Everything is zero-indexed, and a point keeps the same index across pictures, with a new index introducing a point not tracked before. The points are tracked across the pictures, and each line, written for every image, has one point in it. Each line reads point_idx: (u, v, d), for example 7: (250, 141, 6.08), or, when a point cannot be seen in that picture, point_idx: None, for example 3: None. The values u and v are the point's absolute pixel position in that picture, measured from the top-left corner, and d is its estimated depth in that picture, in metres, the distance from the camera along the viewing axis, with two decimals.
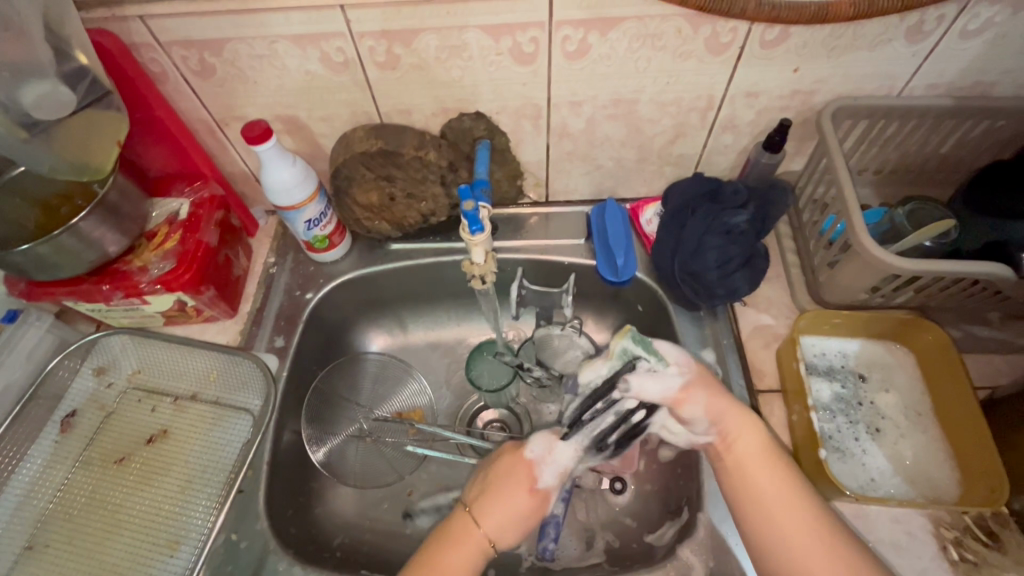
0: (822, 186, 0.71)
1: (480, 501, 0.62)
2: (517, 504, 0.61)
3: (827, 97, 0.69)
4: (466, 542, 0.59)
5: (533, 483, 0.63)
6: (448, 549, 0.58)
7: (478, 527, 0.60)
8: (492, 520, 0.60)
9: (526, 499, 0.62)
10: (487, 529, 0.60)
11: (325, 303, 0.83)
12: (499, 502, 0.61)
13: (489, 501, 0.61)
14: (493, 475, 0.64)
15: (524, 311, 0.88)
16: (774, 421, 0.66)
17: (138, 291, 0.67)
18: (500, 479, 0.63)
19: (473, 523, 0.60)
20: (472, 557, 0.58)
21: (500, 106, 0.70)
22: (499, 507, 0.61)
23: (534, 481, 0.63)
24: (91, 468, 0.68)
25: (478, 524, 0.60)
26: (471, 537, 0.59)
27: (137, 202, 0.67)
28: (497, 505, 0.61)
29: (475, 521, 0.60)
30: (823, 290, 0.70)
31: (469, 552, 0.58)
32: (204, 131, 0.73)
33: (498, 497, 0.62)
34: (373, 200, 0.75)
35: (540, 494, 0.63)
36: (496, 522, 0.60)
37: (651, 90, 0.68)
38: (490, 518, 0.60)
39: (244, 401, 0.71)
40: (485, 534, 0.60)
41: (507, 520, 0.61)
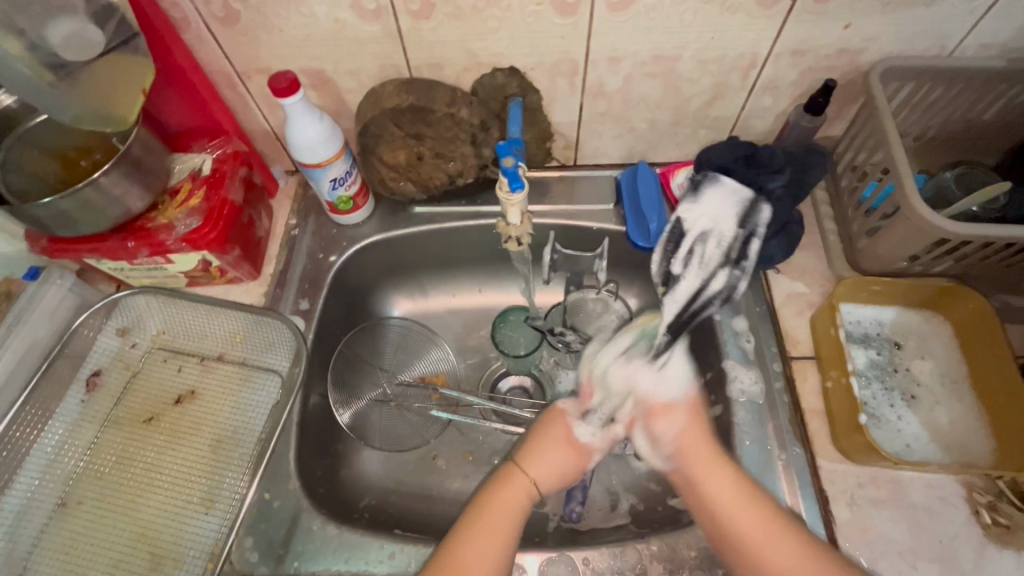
0: (862, 152, 0.69)
1: (528, 454, 0.65)
2: (558, 457, 0.65)
3: (875, 56, 0.66)
4: (517, 490, 0.62)
5: (570, 434, 0.67)
6: (504, 496, 0.61)
7: (528, 475, 0.63)
8: (540, 469, 0.64)
9: (571, 452, 0.66)
10: (537, 477, 0.63)
11: (349, 266, 0.81)
12: (547, 454, 0.65)
13: (535, 454, 0.65)
14: (537, 431, 0.67)
15: (554, 276, 0.87)
16: (808, 387, 0.66)
17: (163, 249, 0.65)
18: (547, 431, 0.67)
19: (522, 470, 0.63)
20: (522, 501, 0.61)
21: (536, 61, 0.67)
22: (544, 455, 0.65)
23: (570, 433, 0.67)
24: (120, 427, 0.67)
25: (525, 471, 0.63)
26: (522, 483, 0.62)
27: (159, 156, 0.65)
28: (545, 455, 0.65)
29: (523, 470, 0.63)
30: (861, 257, 0.69)
31: (519, 498, 0.61)
32: (225, 84, 0.69)
33: (544, 448, 0.65)
34: (400, 159, 0.72)
35: (580, 450, 0.66)
36: (543, 470, 0.64)
37: (694, 46, 0.65)
38: (537, 465, 0.64)
39: (274, 362, 0.70)
40: (535, 482, 0.63)
41: (552, 470, 0.64)
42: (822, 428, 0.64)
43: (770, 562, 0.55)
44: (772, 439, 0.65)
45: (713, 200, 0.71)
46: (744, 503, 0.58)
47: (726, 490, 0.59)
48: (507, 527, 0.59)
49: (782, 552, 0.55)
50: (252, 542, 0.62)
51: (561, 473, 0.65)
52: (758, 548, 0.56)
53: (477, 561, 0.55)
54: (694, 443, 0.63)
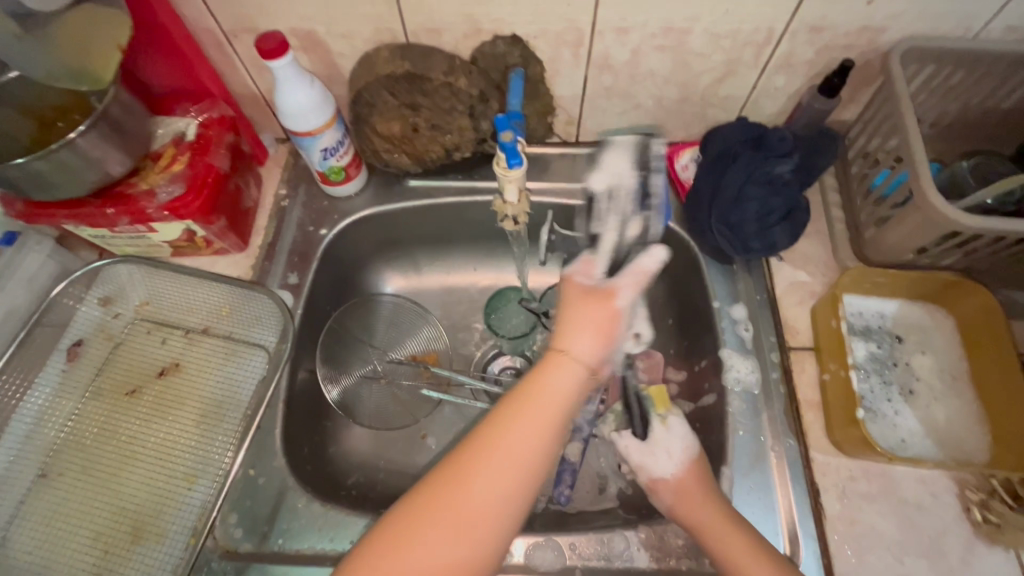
0: (876, 138, 0.66)
1: (561, 334, 0.58)
2: (590, 318, 0.58)
3: (895, 37, 0.63)
4: (561, 371, 0.54)
5: (593, 288, 0.61)
6: (545, 382, 0.53)
7: (568, 352, 0.56)
8: (579, 343, 0.57)
9: (595, 301, 0.60)
10: (579, 352, 0.56)
11: (340, 240, 0.79)
12: (581, 326, 0.58)
13: (567, 329, 0.58)
14: (564, 306, 0.61)
15: (551, 257, 0.85)
16: (805, 378, 0.65)
17: (145, 217, 0.63)
18: (573, 304, 0.60)
19: (563, 352, 0.56)
20: (569, 385, 0.54)
21: (539, 30, 0.63)
22: (580, 330, 0.57)
23: (586, 287, 0.62)
24: (102, 398, 0.66)
25: (565, 351, 0.56)
26: (566, 366, 0.55)
27: (141, 119, 0.62)
28: (578, 328, 0.58)
29: (562, 351, 0.56)
30: (868, 248, 0.67)
31: (569, 385, 0.54)
32: (211, 44, 0.66)
33: (575, 322, 0.58)
34: (394, 130, 0.69)
35: (601, 296, 0.60)
36: (579, 341, 0.57)
37: (707, 19, 0.61)
38: (573, 339, 0.57)
39: (260, 337, 0.68)
40: (577, 357, 0.56)
41: (591, 337, 0.57)
42: (817, 420, 0.63)
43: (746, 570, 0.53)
44: (765, 430, 0.64)
45: (615, 158, 0.71)
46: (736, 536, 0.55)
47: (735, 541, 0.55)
48: (553, 419, 0.52)
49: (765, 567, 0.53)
50: (236, 518, 0.61)
51: (604, 326, 0.58)
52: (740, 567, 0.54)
53: (513, 453, 0.50)
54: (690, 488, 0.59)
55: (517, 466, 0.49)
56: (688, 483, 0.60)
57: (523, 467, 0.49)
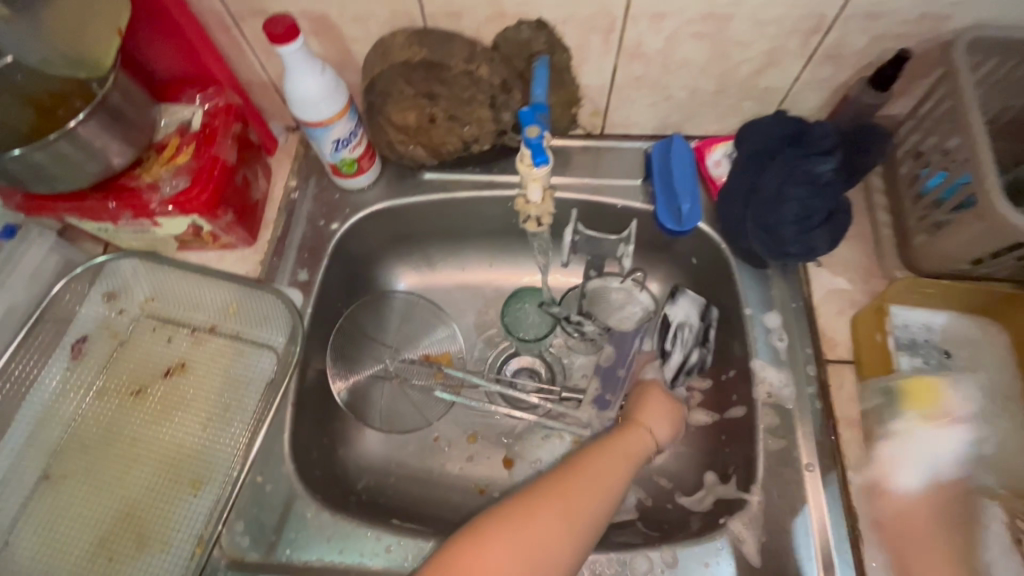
0: (931, 136, 0.61)
1: (640, 413, 0.66)
2: (660, 403, 0.67)
3: (959, 25, 0.57)
4: (639, 441, 0.63)
5: (665, 391, 0.70)
6: (627, 442, 0.62)
7: (649, 431, 0.64)
8: (656, 423, 0.65)
9: (672, 409, 0.68)
10: (652, 430, 0.65)
11: (352, 234, 0.75)
12: (654, 410, 0.67)
13: (648, 409, 0.67)
14: (638, 398, 0.69)
15: (574, 258, 0.80)
16: (843, 394, 0.61)
17: (148, 212, 0.60)
18: (649, 397, 0.68)
19: (643, 428, 0.64)
20: (640, 449, 0.62)
21: (568, 14, 0.58)
22: (657, 410, 0.67)
23: (664, 389, 0.70)
24: (107, 398, 0.63)
25: (644, 426, 0.65)
26: (642, 437, 0.63)
27: (143, 107, 0.58)
28: (656, 408, 0.67)
29: (641, 425, 0.65)
30: (917, 256, 0.62)
31: (639, 453, 0.62)
32: (217, 27, 0.62)
33: (653, 406, 0.67)
34: (410, 121, 0.65)
35: (675, 403, 0.69)
36: (657, 418, 0.66)
37: (751, 4, 0.56)
38: (649, 418, 0.66)
39: (269, 338, 0.66)
40: (651, 433, 0.64)
41: (665, 420, 0.66)
42: (855, 439, 0.59)
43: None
44: (800, 448, 0.60)
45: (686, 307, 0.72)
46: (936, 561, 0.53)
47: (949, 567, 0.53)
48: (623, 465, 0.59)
49: None
50: (243, 527, 0.59)
51: (670, 415, 0.67)
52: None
53: (575, 510, 0.53)
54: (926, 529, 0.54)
55: (594, 486, 0.55)
56: (921, 488, 0.55)
57: (603, 495, 0.55)
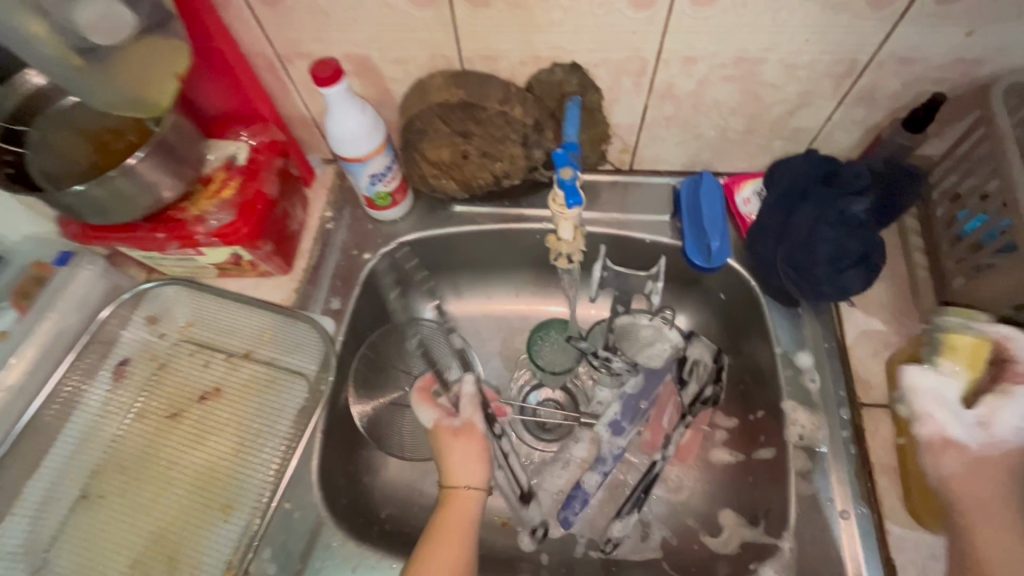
0: (969, 178, 0.60)
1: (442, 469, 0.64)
2: (468, 450, 0.64)
3: (996, 70, 0.57)
4: (464, 507, 0.61)
5: (453, 424, 0.66)
6: (449, 514, 0.60)
7: (459, 487, 0.62)
8: (461, 473, 0.63)
9: (466, 432, 0.65)
10: (467, 485, 0.62)
11: (383, 264, 0.77)
12: (451, 458, 0.64)
13: (445, 463, 0.64)
14: (436, 445, 0.66)
15: (602, 293, 0.81)
16: (878, 439, 0.60)
17: (193, 242, 0.62)
18: (439, 443, 0.65)
19: (454, 488, 0.62)
20: (468, 508, 0.61)
21: (600, 58, 0.60)
22: (462, 459, 0.64)
23: (452, 424, 0.66)
24: (144, 421, 0.65)
25: (459, 488, 0.62)
26: (463, 497, 0.61)
27: (194, 143, 0.61)
28: (451, 459, 0.64)
29: (450, 485, 0.62)
30: (953, 298, 0.61)
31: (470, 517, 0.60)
32: (265, 68, 0.65)
33: (451, 456, 0.64)
34: (443, 156, 0.67)
35: (469, 424, 0.66)
36: (464, 471, 0.63)
37: (783, 49, 0.57)
38: (456, 471, 0.63)
39: (300, 365, 0.67)
40: (471, 486, 0.62)
41: (472, 462, 0.63)
42: (892, 487, 0.58)
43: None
44: (837, 495, 0.58)
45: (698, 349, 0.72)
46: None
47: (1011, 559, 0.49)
48: (466, 529, 0.59)
49: None
50: (270, 554, 0.60)
51: (473, 456, 0.64)
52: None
53: None
54: (989, 501, 0.52)
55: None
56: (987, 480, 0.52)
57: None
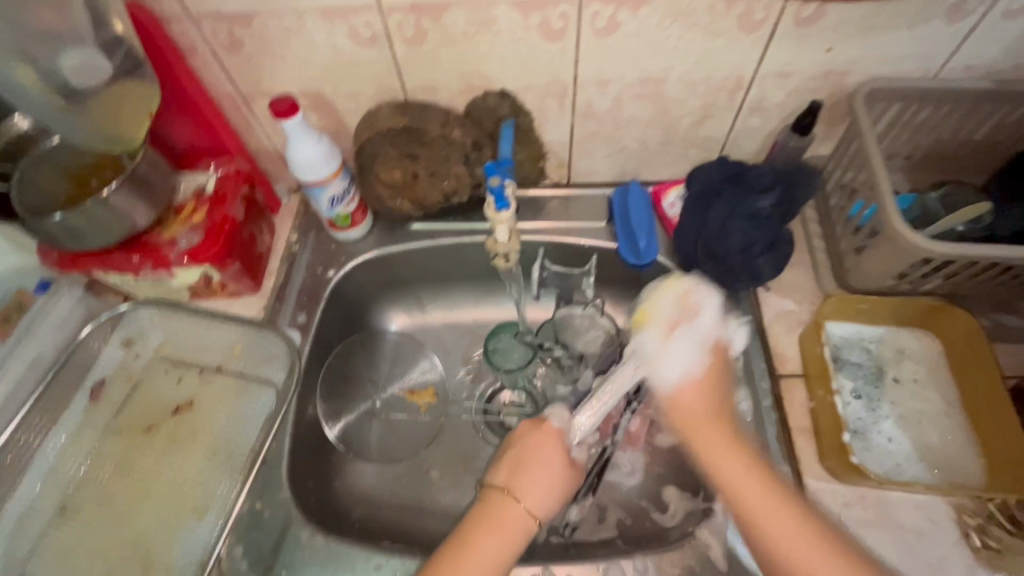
0: (850, 171, 0.70)
1: (518, 477, 0.61)
2: (550, 469, 0.62)
3: (859, 78, 0.67)
4: (516, 521, 0.58)
5: (567, 453, 0.64)
6: (501, 522, 0.58)
7: (523, 506, 0.59)
8: (534, 496, 0.60)
9: (567, 472, 0.63)
10: (528, 506, 0.59)
11: (347, 281, 0.83)
12: (535, 476, 0.61)
13: (528, 481, 0.60)
14: (530, 454, 0.62)
15: (544, 292, 0.88)
16: (796, 405, 0.66)
17: (166, 264, 0.68)
18: (534, 454, 0.62)
19: (515, 502, 0.59)
20: (517, 536, 0.57)
21: (526, 85, 0.69)
22: (536, 478, 0.61)
23: (566, 453, 0.64)
24: (121, 436, 0.69)
25: (519, 501, 0.59)
26: (517, 518, 0.58)
27: (166, 175, 0.68)
28: (538, 481, 0.61)
29: (516, 498, 0.59)
30: (850, 275, 0.69)
31: (518, 532, 0.57)
32: (231, 107, 0.73)
33: (535, 470, 0.61)
34: (396, 178, 0.74)
35: (574, 469, 0.64)
36: (536, 496, 0.60)
37: (679, 69, 0.67)
38: (530, 491, 0.60)
39: (269, 374, 0.73)
40: (531, 509, 0.59)
41: (550, 496, 0.61)
42: (810, 447, 0.64)
43: (770, 530, 0.53)
44: (759, 456, 0.65)
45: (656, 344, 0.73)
46: (773, 509, 0.53)
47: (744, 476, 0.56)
48: (510, 543, 0.57)
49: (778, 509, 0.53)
50: (242, 551, 0.63)
51: (555, 491, 0.61)
52: (785, 550, 0.52)
53: None
54: (701, 419, 0.61)
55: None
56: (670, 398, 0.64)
57: None
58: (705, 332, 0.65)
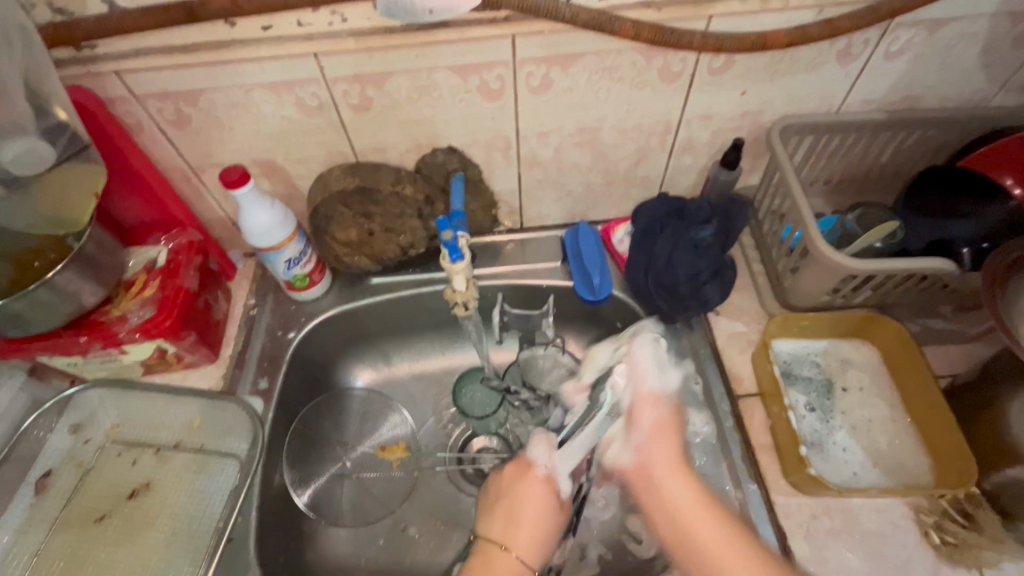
0: (777, 199, 0.76)
1: (509, 528, 0.60)
2: (540, 518, 0.61)
3: (774, 116, 0.74)
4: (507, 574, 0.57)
5: (556, 495, 0.63)
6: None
7: (516, 555, 0.58)
8: (525, 545, 0.59)
9: (557, 513, 0.62)
10: (521, 557, 0.59)
11: (308, 341, 0.82)
12: (526, 523, 0.61)
13: (518, 529, 0.60)
14: (521, 502, 0.62)
15: (507, 335, 0.89)
16: (756, 423, 0.69)
17: (116, 341, 0.66)
18: (522, 501, 0.62)
19: (507, 552, 0.59)
20: None
21: (472, 140, 0.73)
22: (526, 525, 0.60)
23: (556, 493, 0.63)
24: (70, 530, 0.66)
25: (510, 552, 0.59)
26: (511, 566, 0.58)
27: (114, 252, 0.67)
28: (529, 527, 0.61)
29: (507, 548, 0.59)
30: (789, 295, 0.74)
31: None
32: (180, 179, 0.74)
33: (526, 518, 0.61)
34: (352, 236, 0.76)
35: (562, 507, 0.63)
36: (526, 543, 0.60)
37: (612, 118, 0.72)
38: (519, 541, 0.59)
39: (231, 446, 0.71)
40: (523, 560, 0.59)
41: (541, 542, 0.60)
42: (774, 463, 0.66)
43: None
44: (727, 479, 0.67)
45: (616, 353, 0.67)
46: (705, 520, 0.54)
47: (690, 494, 0.56)
48: None
49: (743, 569, 0.51)
50: None
51: (545, 535, 0.61)
52: None
53: None
54: (656, 468, 0.58)
55: None
56: (663, 434, 0.60)
57: None
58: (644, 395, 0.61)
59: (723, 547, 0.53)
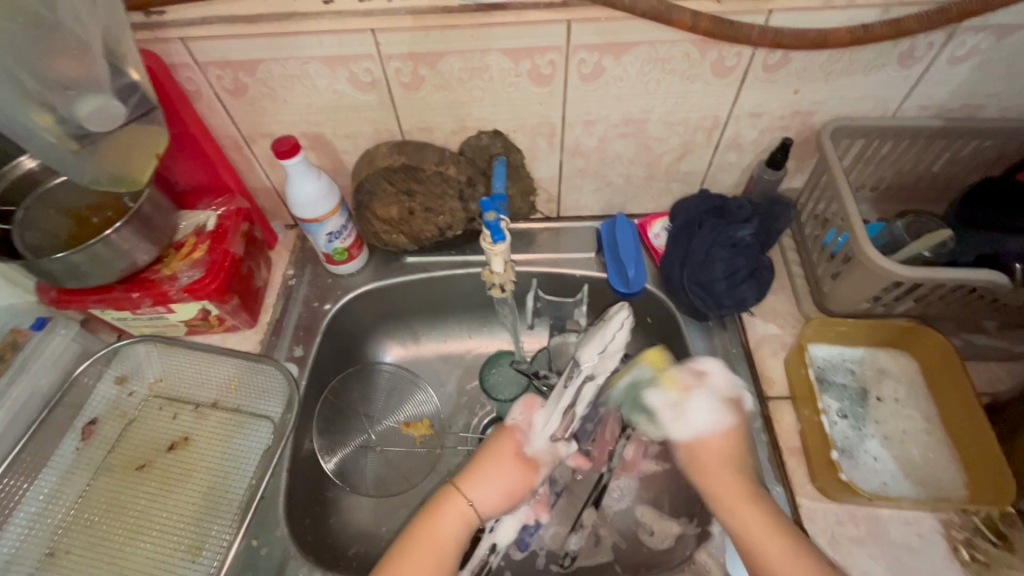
0: (821, 203, 0.75)
1: (469, 476, 0.64)
2: (502, 472, 0.64)
3: (825, 117, 0.73)
4: (451, 517, 0.61)
5: (523, 450, 0.66)
6: (434, 522, 0.61)
7: (469, 504, 0.62)
8: (482, 496, 0.62)
9: (519, 469, 0.64)
10: (475, 505, 0.62)
11: (343, 314, 0.84)
12: (488, 476, 0.64)
13: (478, 478, 0.63)
14: (487, 454, 0.65)
15: (539, 321, 0.90)
16: (785, 426, 0.68)
17: (166, 299, 0.69)
18: (490, 454, 0.65)
19: (462, 498, 0.62)
20: (456, 530, 0.61)
21: (517, 125, 0.73)
22: (485, 477, 0.63)
23: (522, 448, 0.66)
24: (113, 475, 0.69)
25: (465, 497, 0.62)
26: (461, 512, 0.62)
27: (168, 214, 0.70)
28: (489, 479, 0.63)
29: (463, 495, 0.62)
30: (828, 299, 0.73)
31: (454, 527, 0.61)
32: (232, 147, 0.76)
33: (489, 472, 0.64)
34: (392, 214, 0.77)
35: (529, 464, 0.65)
36: (484, 493, 0.63)
37: (659, 110, 0.71)
38: (475, 490, 0.62)
39: (265, 409, 0.73)
40: (473, 507, 0.62)
41: (497, 494, 0.63)
42: (801, 466, 0.65)
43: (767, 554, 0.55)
44: None
45: None
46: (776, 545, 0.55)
47: (739, 478, 0.60)
48: (445, 545, 0.60)
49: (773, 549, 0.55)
50: None
51: (506, 491, 0.63)
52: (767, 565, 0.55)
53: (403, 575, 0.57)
54: (714, 463, 0.62)
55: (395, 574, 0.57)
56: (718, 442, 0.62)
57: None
58: (724, 391, 0.65)
59: (768, 535, 0.56)
